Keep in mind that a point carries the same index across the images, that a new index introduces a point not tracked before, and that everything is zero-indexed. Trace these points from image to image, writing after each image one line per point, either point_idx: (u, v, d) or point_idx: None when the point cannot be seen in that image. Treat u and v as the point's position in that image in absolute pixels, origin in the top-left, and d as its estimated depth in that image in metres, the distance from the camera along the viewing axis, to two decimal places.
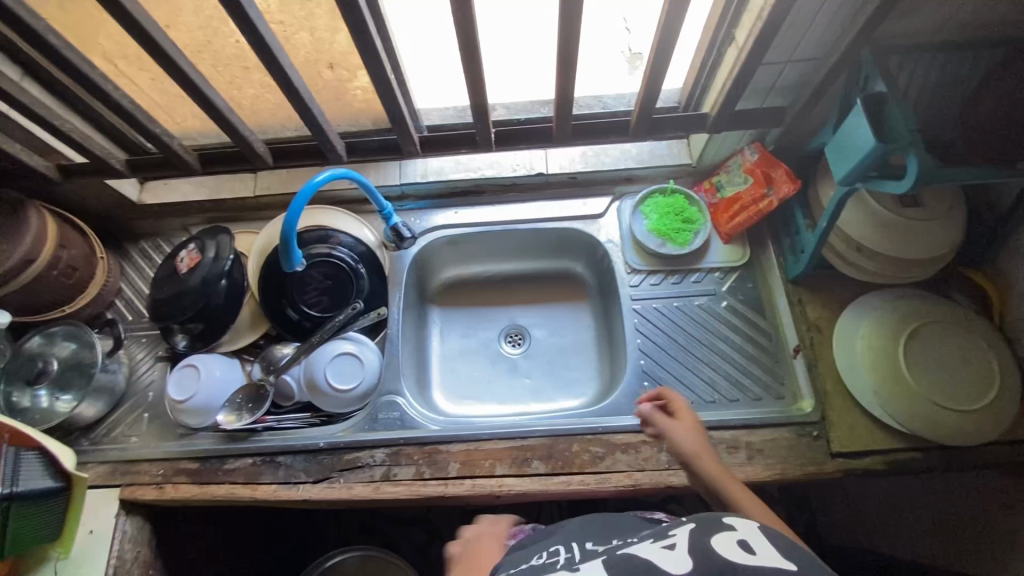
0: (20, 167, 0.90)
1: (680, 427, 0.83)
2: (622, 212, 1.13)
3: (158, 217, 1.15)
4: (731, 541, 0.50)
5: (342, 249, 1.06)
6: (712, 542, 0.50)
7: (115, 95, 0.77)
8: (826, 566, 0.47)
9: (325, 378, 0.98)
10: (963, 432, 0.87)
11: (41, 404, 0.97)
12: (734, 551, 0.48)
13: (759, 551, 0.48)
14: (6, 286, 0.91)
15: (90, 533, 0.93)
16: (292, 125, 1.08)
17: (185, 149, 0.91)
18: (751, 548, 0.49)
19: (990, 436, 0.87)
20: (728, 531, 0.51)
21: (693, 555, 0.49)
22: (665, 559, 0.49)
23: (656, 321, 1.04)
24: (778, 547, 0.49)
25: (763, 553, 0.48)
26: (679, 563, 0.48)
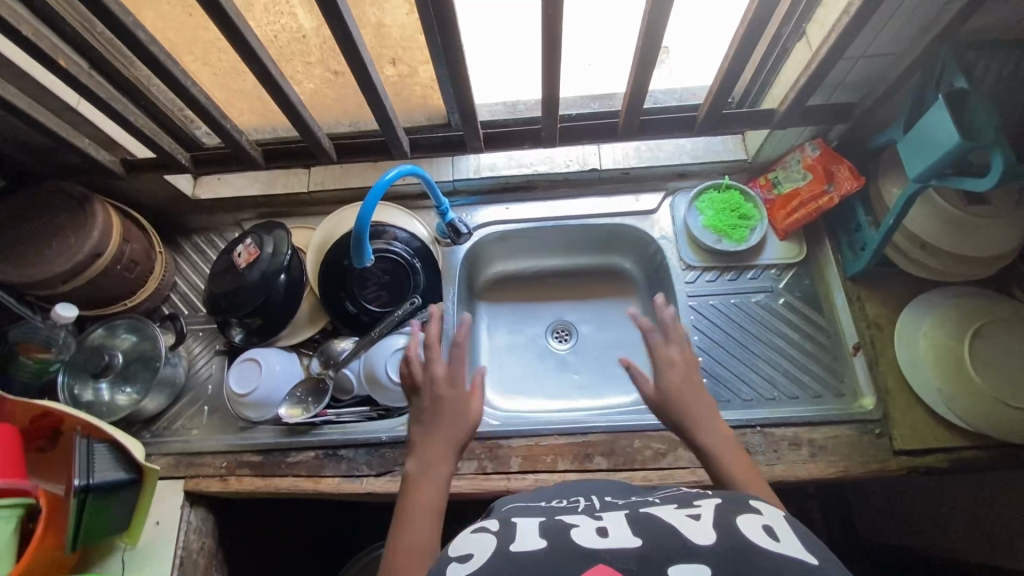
0: (88, 162, 0.91)
1: (669, 373, 0.79)
2: (675, 208, 1.13)
3: (211, 212, 1.16)
4: (756, 524, 0.53)
5: (398, 243, 1.06)
6: (737, 520, 0.52)
7: (194, 90, 0.78)
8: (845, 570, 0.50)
9: (386, 373, 0.99)
10: None
11: (104, 397, 0.98)
12: (759, 535, 0.51)
13: (782, 539, 0.51)
14: (73, 281, 0.92)
15: (157, 523, 0.95)
16: (348, 120, 1.08)
17: (251, 144, 0.92)
18: (774, 535, 0.51)
19: None
20: (753, 515, 0.54)
21: (719, 529, 0.51)
22: (691, 527, 0.51)
23: (712, 318, 1.04)
24: (801, 539, 0.51)
25: (786, 541, 0.51)
26: (703, 535, 0.50)
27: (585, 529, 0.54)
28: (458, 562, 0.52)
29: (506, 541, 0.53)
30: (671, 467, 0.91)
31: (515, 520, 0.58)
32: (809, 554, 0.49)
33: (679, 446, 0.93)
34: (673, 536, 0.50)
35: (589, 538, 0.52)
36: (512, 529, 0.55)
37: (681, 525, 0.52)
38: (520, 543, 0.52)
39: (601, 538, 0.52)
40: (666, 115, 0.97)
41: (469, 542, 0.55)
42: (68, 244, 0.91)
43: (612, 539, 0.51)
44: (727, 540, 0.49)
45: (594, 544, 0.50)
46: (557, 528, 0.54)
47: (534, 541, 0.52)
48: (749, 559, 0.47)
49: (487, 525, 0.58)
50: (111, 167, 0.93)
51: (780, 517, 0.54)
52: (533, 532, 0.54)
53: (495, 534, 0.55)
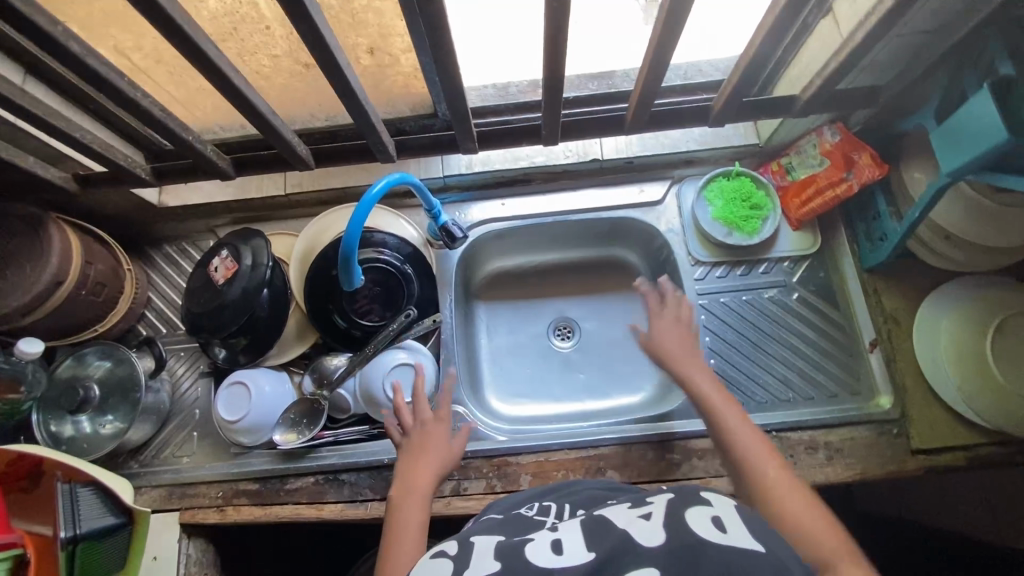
0: (35, 181, 0.81)
1: (664, 327, 0.83)
2: (682, 198, 1.06)
3: (182, 220, 1.06)
4: (705, 515, 0.51)
5: (388, 251, 0.98)
6: (688, 514, 0.51)
7: (144, 102, 0.68)
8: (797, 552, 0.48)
9: (384, 393, 0.93)
10: None
11: (85, 431, 0.92)
12: (706, 527, 0.49)
13: (731, 530, 0.49)
14: (34, 313, 0.84)
15: (155, 558, 0.90)
16: (322, 115, 0.97)
17: (218, 154, 0.83)
18: (723, 526, 0.49)
19: None
20: (704, 505, 0.52)
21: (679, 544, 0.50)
22: (640, 529, 0.51)
23: (724, 317, 1.00)
24: (752, 528, 0.49)
25: (734, 532, 0.49)
26: (653, 536, 0.49)
27: (540, 545, 0.53)
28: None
29: (460, 569, 0.53)
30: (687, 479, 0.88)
31: (471, 542, 0.58)
32: (758, 541, 0.48)
33: (694, 456, 0.90)
34: (625, 542, 0.49)
35: (542, 556, 0.51)
36: (469, 552, 0.55)
37: (633, 528, 0.51)
38: (474, 569, 0.52)
39: (555, 555, 0.51)
40: (677, 108, 0.90)
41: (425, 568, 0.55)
42: (24, 274, 0.82)
43: (566, 555, 0.50)
44: (679, 537, 0.48)
45: (546, 563, 0.50)
46: (512, 549, 0.54)
47: (488, 564, 0.52)
48: (699, 554, 0.46)
49: (446, 548, 0.58)
50: (62, 185, 0.83)
51: (733, 506, 0.53)
52: (489, 555, 0.54)
53: (450, 561, 0.54)
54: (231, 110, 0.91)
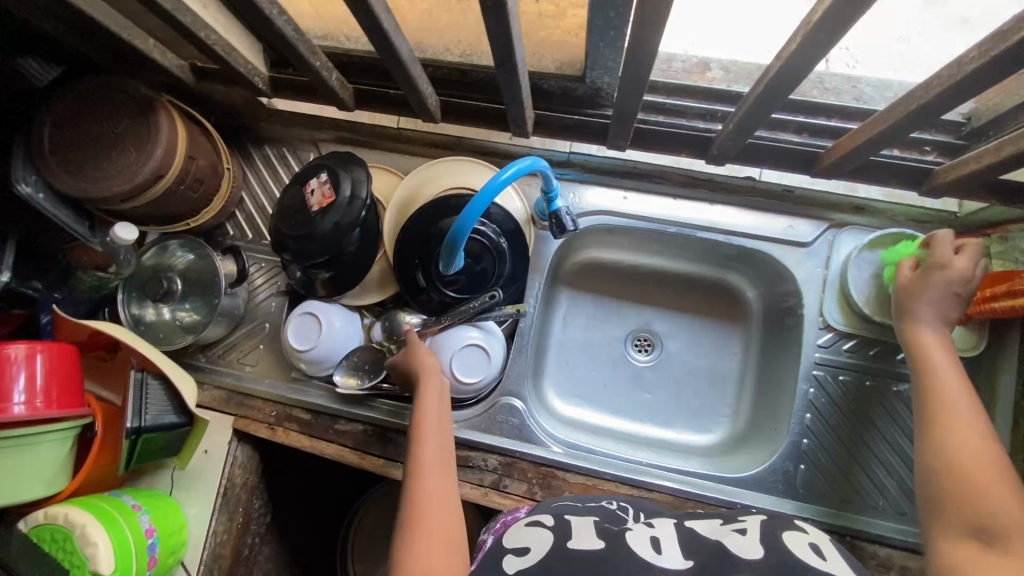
0: (153, 66, 0.76)
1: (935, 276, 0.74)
2: (836, 247, 0.90)
3: (287, 125, 1.01)
4: (802, 542, 0.54)
5: (488, 223, 0.90)
6: (783, 537, 0.55)
7: (277, 19, 0.60)
8: None
9: (451, 369, 0.89)
10: None
11: (164, 319, 0.93)
12: (806, 551, 0.52)
13: (829, 558, 0.52)
14: (134, 200, 0.82)
15: (205, 453, 0.95)
16: (458, 50, 0.84)
17: (342, 84, 0.74)
18: (822, 554, 0.52)
19: None
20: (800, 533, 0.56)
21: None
22: (735, 542, 0.54)
23: (836, 396, 0.88)
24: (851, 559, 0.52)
25: (832, 561, 0.51)
26: (750, 549, 0.53)
27: (639, 539, 0.57)
28: (515, 554, 0.55)
29: (565, 539, 0.57)
30: None
31: (570, 519, 0.62)
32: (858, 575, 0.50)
33: None
34: (717, 554, 0.53)
35: (646, 552, 0.54)
36: (568, 527, 0.59)
37: (725, 540, 0.56)
38: (577, 541, 0.56)
39: (655, 553, 0.54)
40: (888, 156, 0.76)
41: (522, 534, 0.59)
42: (128, 160, 0.79)
43: (665, 556, 0.53)
44: (775, 556, 0.51)
45: (650, 558, 0.53)
46: (612, 535, 0.58)
47: (591, 541, 0.56)
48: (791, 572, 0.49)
49: (542, 520, 0.62)
50: (178, 74, 0.78)
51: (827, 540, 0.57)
52: (589, 533, 0.58)
53: (553, 531, 0.58)
54: None
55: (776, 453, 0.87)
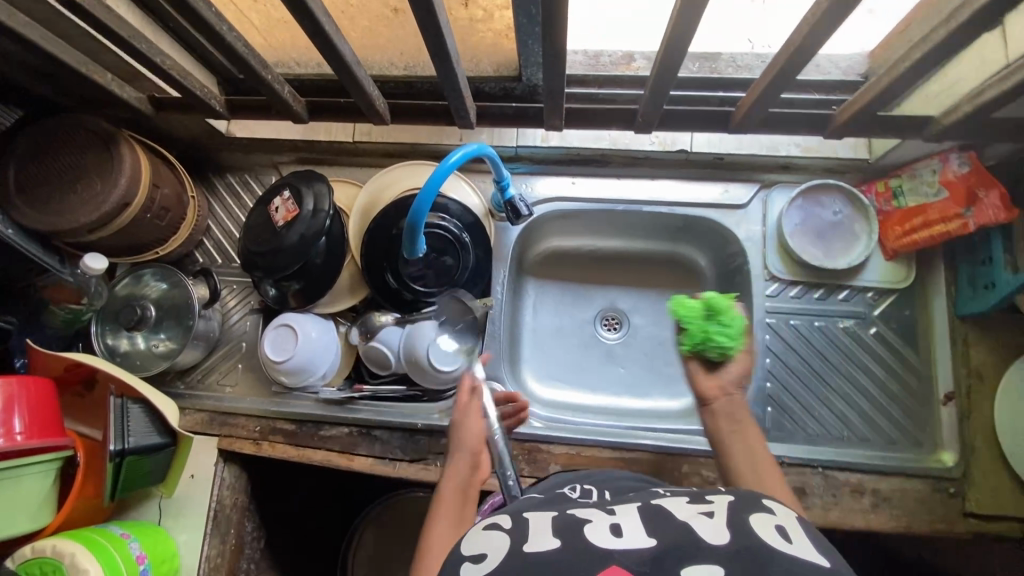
0: (113, 99, 0.81)
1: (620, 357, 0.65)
2: (769, 204, 0.98)
3: (247, 152, 1.05)
4: (769, 524, 0.48)
5: (447, 216, 0.96)
6: (750, 520, 0.48)
7: (227, 34, 0.65)
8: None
9: (427, 358, 0.93)
10: None
11: (139, 348, 0.95)
12: (772, 535, 0.46)
13: (795, 541, 0.46)
14: (102, 230, 0.85)
15: (191, 477, 0.95)
16: (402, 63, 0.92)
17: (295, 97, 0.80)
18: (788, 536, 0.47)
19: None
20: (766, 514, 0.49)
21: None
22: (703, 525, 0.47)
23: (791, 342, 0.94)
24: (817, 544, 0.47)
25: (799, 542, 0.46)
26: (717, 532, 0.47)
27: (598, 525, 0.50)
28: (472, 562, 0.50)
29: (520, 542, 0.50)
30: None
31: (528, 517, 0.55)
32: (824, 556, 0.45)
33: None
34: (685, 539, 0.46)
35: (602, 538, 0.48)
36: (526, 529, 0.53)
37: (692, 522, 0.49)
38: (534, 544, 0.49)
39: (614, 538, 0.48)
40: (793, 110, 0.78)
41: (480, 539, 0.53)
42: (95, 191, 0.82)
43: (626, 539, 0.48)
44: (742, 541, 0.45)
45: (607, 545, 0.47)
46: (569, 527, 0.51)
47: (547, 541, 0.49)
48: (764, 563, 0.43)
49: (499, 522, 0.56)
50: (137, 106, 0.83)
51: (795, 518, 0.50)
52: (546, 531, 0.51)
53: (510, 533, 0.52)
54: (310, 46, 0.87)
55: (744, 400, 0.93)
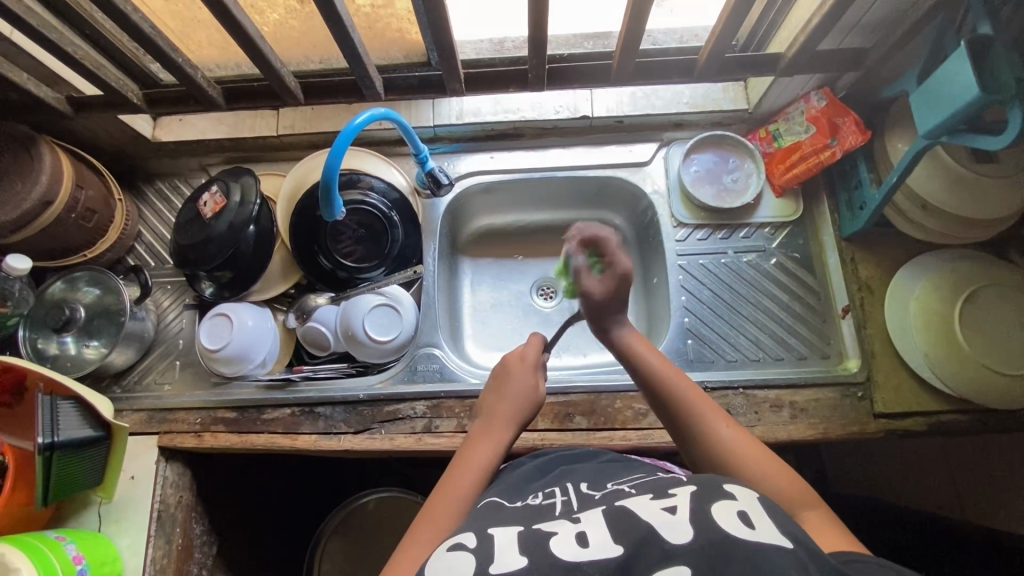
0: (29, 98, 0.84)
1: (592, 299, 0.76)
2: (669, 159, 1.08)
3: (174, 155, 1.09)
4: (731, 511, 0.50)
5: (374, 194, 1.00)
6: (713, 511, 0.50)
7: (134, 16, 0.71)
8: (813, 540, 0.48)
9: (364, 329, 0.96)
10: (998, 394, 0.84)
11: (69, 351, 0.94)
12: (735, 523, 0.49)
13: (758, 526, 0.48)
14: (24, 230, 0.86)
15: (132, 478, 0.92)
16: (317, 57, 0.98)
17: (209, 83, 0.86)
18: (750, 521, 0.49)
19: (1018, 401, 0.84)
20: (728, 501, 0.52)
21: (695, 522, 0.49)
22: (666, 525, 0.50)
23: (702, 278, 1.02)
24: (776, 522, 0.49)
25: (762, 528, 0.48)
26: (680, 531, 0.49)
27: (563, 539, 0.52)
28: None
29: (486, 562, 0.51)
30: (652, 428, 0.89)
31: (493, 532, 0.55)
32: (784, 536, 0.47)
33: None
34: (643, 539, 0.49)
35: (568, 549, 0.51)
36: (491, 545, 0.53)
37: (654, 519, 0.51)
38: (501, 564, 0.50)
39: (581, 548, 0.50)
40: (666, 58, 0.89)
41: (444, 562, 0.52)
42: (17, 191, 0.84)
43: (592, 548, 0.50)
44: (703, 536, 0.47)
45: (573, 556, 0.49)
46: (536, 544, 0.52)
47: (514, 560, 0.50)
48: (724, 553, 0.45)
49: (464, 540, 0.55)
50: (54, 105, 0.86)
51: (755, 499, 0.53)
52: (513, 548, 0.52)
53: (474, 552, 0.52)
54: (226, 45, 0.92)
55: (668, 338, 1.00)
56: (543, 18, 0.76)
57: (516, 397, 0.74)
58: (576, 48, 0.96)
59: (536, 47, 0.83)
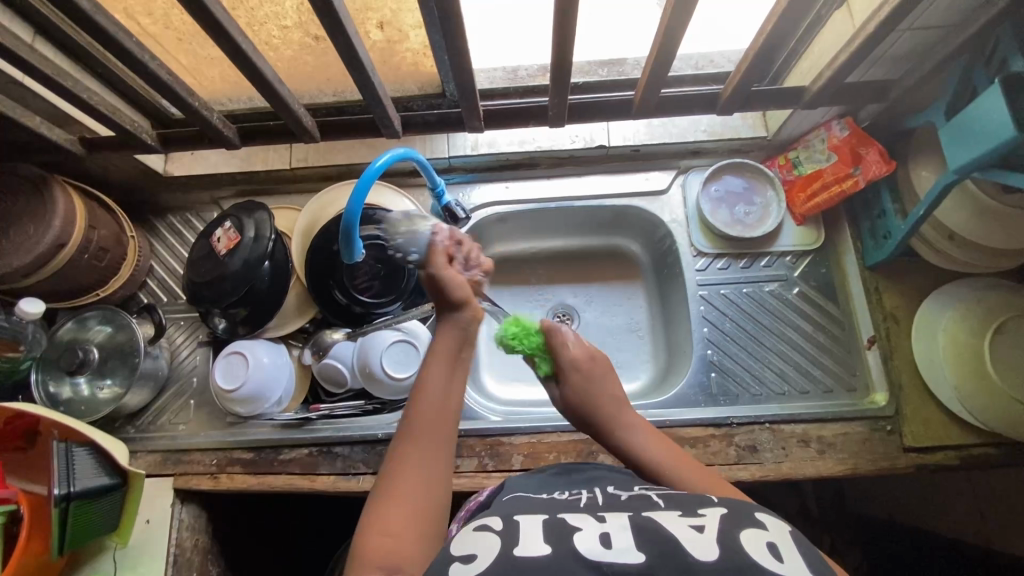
0: (41, 141, 0.83)
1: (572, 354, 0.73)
2: (687, 187, 1.06)
3: (186, 189, 1.08)
4: (760, 542, 0.48)
5: (390, 228, 0.99)
6: (740, 537, 0.48)
7: (150, 62, 0.70)
8: None
9: (381, 366, 0.95)
10: None
11: (83, 393, 0.93)
12: (763, 553, 0.47)
13: (787, 559, 0.46)
14: (37, 274, 0.85)
15: (147, 522, 0.91)
16: (331, 90, 0.97)
17: (224, 123, 0.85)
18: (779, 554, 0.47)
19: None
20: (757, 530, 0.49)
21: (722, 544, 0.47)
22: (691, 540, 0.48)
23: (723, 308, 1.01)
24: (808, 561, 0.47)
25: (791, 563, 0.46)
26: (706, 549, 0.47)
27: (588, 534, 0.50)
28: (463, 562, 0.48)
29: (511, 545, 0.49)
30: None
31: (519, 519, 0.54)
32: None
33: (686, 443, 0.89)
34: (672, 550, 0.47)
35: (593, 545, 0.49)
36: (517, 530, 0.52)
37: (681, 534, 0.49)
38: (524, 548, 0.49)
39: (605, 547, 0.48)
40: (686, 91, 0.88)
41: (470, 541, 0.52)
42: (30, 235, 0.83)
43: (617, 549, 0.48)
44: (730, 558, 0.46)
45: (598, 554, 0.47)
46: (561, 532, 0.51)
47: (538, 546, 0.49)
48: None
49: (490, 523, 0.54)
50: (67, 146, 0.85)
51: (787, 532, 0.50)
52: (537, 535, 0.50)
53: (501, 535, 0.51)
54: (240, 82, 0.91)
55: (689, 370, 0.98)
56: (567, 57, 0.75)
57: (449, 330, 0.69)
58: (594, 80, 0.95)
59: (558, 82, 0.82)
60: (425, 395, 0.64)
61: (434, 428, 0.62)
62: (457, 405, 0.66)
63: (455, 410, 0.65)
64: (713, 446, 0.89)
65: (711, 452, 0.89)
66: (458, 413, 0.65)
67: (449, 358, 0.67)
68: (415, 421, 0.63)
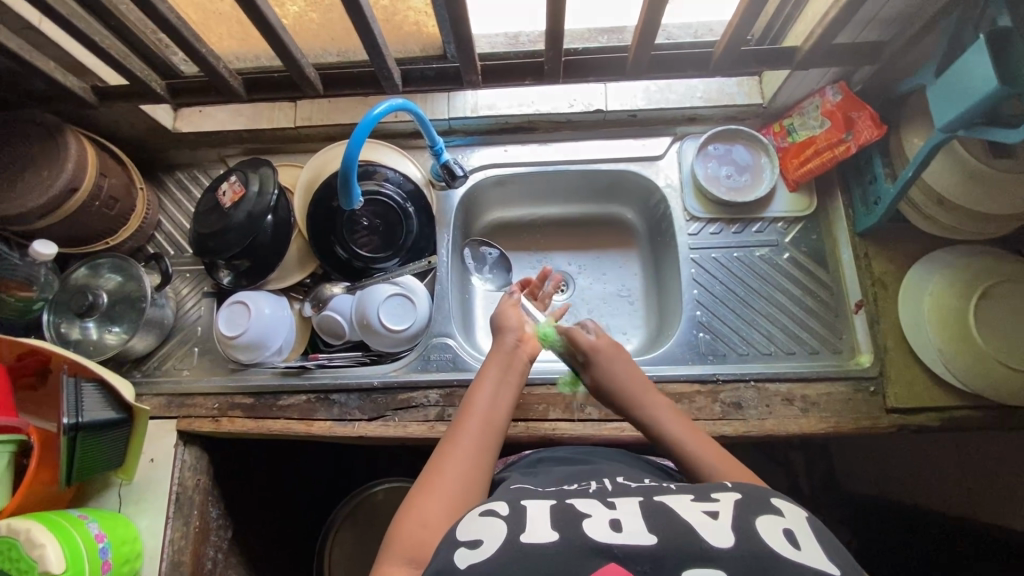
0: (55, 88, 0.86)
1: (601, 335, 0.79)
2: (682, 153, 1.08)
3: (194, 146, 1.11)
4: (776, 528, 0.49)
5: (389, 184, 1.02)
6: (757, 523, 0.49)
7: (161, 6, 0.73)
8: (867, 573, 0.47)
9: (378, 317, 0.98)
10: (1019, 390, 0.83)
11: (91, 336, 0.97)
12: (781, 542, 0.47)
13: (804, 547, 0.47)
14: (49, 217, 0.88)
15: (151, 461, 0.94)
16: (334, 49, 1.00)
17: (231, 74, 0.88)
18: (796, 541, 0.48)
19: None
20: (774, 516, 0.50)
21: (739, 532, 0.48)
22: (704, 526, 0.49)
23: (713, 272, 1.03)
24: (822, 544, 0.48)
25: (808, 549, 0.47)
26: (721, 536, 0.47)
27: (597, 520, 0.51)
28: (468, 548, 0.49)
29: (517, 531, 0.50)
30: None
31: (526, 504, 0.55)
32: (831, 564, 0.46)
33: (671, 398, 0.92)
34: (690, 541, 0.47)
35: (600, 531, 0.49)
36: (523, 517, 0.52)
37: (694, 521, 0.49)
38: (532, 535, 0.49)
39: (613, 532, 0.49)
40: (680, 50, 0.90)
41: (483, 524, 0.52)
42: (43, 178, 0.87)
43: (624, 534, 0.49)
44: (746, 545, 0.47)
45: (605, 538, 0.48)
46: (569, 519, 0.51)
47: (545, 533, 0.49)
48: (768, 569, 0.45)
49: (496, 508, 0.55)
50: (81, 94, 0.88)
51: (803, 519, 0.51)
52: (545, 521, 0.51)
53: (506, 521, 0.52)
54: (248, 38, 0.94)
55: (680, 330, 1.01)
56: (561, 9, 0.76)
57: (499, 356, 0.76)
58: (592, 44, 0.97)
59: (553, 38, 0.83)
60: (474, 406, 0.69)
61: (484, 435, 0.66)
62: (506, 415, 0.70)
63: (502, 420, 0.69)
64: (699, 401, 0.91)
65: (697, 407, 0.91)
66: (505, 424, 0.69)
67: (498, 376, 0.73)
68: (463, 428, 0.66)
